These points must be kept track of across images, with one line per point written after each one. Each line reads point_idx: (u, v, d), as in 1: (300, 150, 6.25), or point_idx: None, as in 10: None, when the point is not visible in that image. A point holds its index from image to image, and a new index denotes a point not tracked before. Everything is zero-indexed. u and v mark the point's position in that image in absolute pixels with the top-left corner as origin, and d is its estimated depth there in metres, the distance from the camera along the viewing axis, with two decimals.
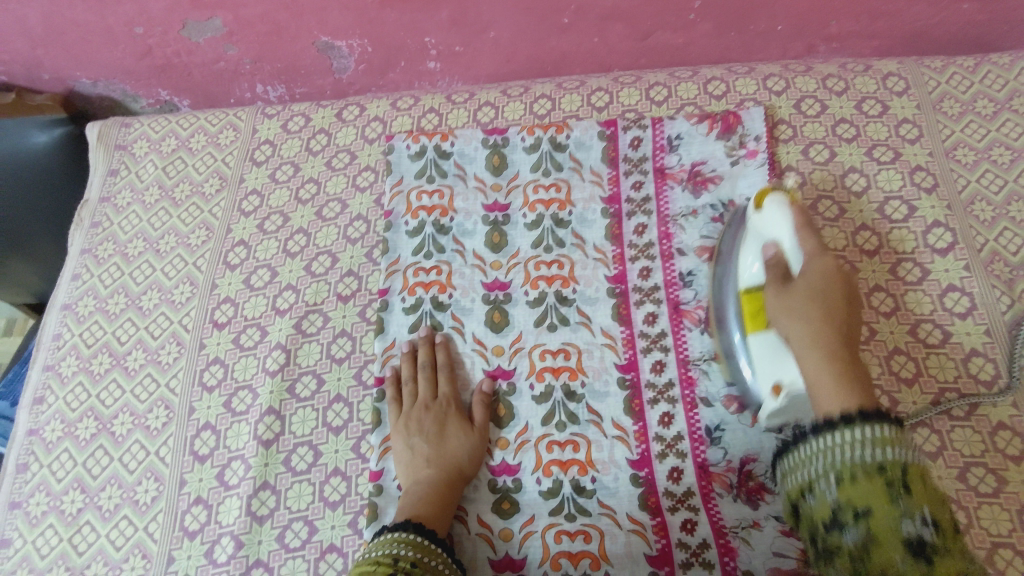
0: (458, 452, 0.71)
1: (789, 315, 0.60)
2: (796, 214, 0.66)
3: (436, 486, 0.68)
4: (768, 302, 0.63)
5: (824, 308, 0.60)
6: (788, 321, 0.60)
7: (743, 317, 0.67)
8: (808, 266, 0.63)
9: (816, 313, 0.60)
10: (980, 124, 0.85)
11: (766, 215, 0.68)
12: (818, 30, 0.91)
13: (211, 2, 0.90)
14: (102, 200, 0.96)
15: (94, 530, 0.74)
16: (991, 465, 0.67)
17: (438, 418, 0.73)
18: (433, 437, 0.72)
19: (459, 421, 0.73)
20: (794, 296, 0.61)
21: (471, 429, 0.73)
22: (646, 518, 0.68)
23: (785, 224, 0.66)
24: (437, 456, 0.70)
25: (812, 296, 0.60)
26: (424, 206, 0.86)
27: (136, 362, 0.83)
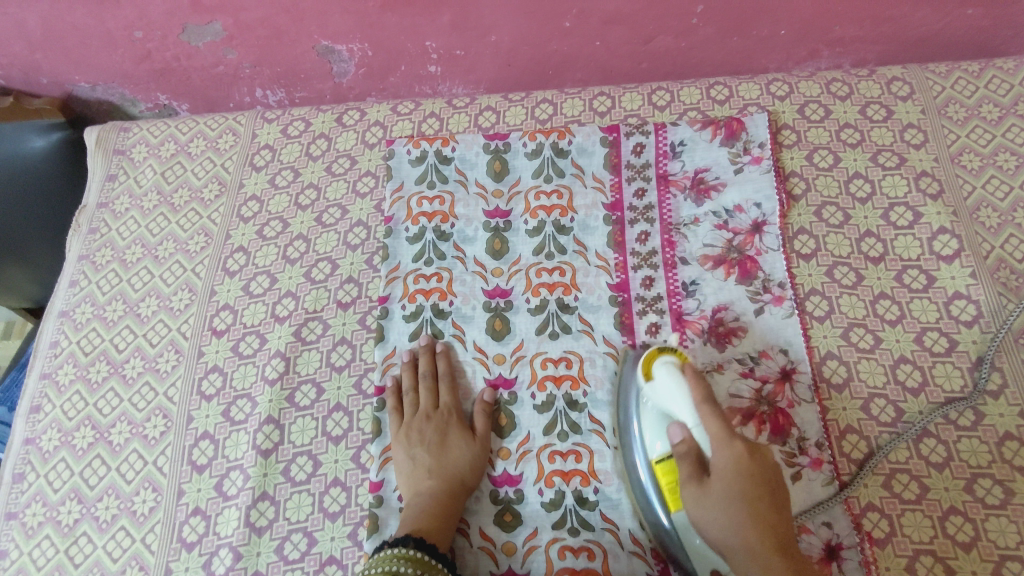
0: (459, 463, 0.70)
1: (715, 505, 0.56)
2: (695, 386, 0.61)
3: (437, 499, 0.67)
4: (689, 508, 0.58)
5: (747, 490, 0.56)
6: (719, 533, 0.56)
7: (664, 497, 0.63)
8: (719, 454, 0.57)
9: (743, 503, 0.55)
10: (985, 129, 0.84)
11: (664, 387, 0.63)
12: (822, 34, 0.91)
13: (210, 6, 0.89)
14: (100, 206, 0.95)
15: (91, 540, 0.73)
16: (998, 476, 0.66)
17: (439, 427, 0.72)
18: (434, 448, 0.71)
19: (461, 431, 0.72)
20: (707, 491, 0.57)
21: (473, 438, 0.72)
22: (649, 533, 0.67)
23: (677, 394, 0.62)
24: (438, 468, 0.69)
25: (726, 485, 0.56)
26: (424, 212, 0.85)
27: (134, 370, 0.82)
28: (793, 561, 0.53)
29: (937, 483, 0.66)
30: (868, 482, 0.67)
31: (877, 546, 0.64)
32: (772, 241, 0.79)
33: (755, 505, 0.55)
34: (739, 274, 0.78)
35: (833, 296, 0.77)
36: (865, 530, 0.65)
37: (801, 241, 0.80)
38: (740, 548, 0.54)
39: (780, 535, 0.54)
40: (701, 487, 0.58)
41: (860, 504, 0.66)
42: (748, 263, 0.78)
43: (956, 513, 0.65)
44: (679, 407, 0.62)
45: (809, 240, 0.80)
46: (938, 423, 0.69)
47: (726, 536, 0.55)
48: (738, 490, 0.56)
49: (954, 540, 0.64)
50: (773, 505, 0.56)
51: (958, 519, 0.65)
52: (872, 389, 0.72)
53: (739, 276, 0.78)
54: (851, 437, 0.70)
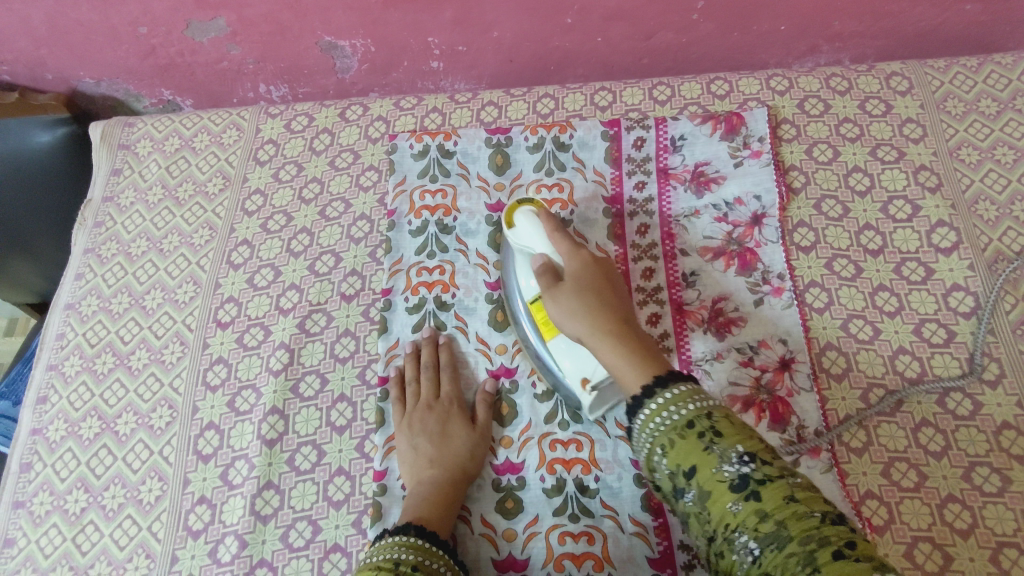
0: (461, 452, 0.71)
1: (578, 318, 0.65)
2: (546, 220, 0.73)
3: (440, 486, 0.68)
4: (551, 309, 0.67)
5: (590, 282, 0.67)
6: (575, 323, 0.65)
7: (540, 326, 0.72)
8: (570, 264, 0.69)
9: (590, 294, 0.66)
10: (983, 124, 0.85)
11: (521, 229, 0.73)
12: (822, 29, 0.91)
13: (214, 2, 0.90)
14: (105, 199, 0.96)
15: (98, 529, 0.74)
16: (995, 464, 0.67)
17: (441, 415, 0.73)
18: (436, 436, 0.72)
19: (463, 420, 0.73)
20: (567, 295, 0.66)
21: (474, 427, 0.73)
22: (648, 519, 0.68)
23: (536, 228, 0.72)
24: (442, 455, 0.70)
25: (580, 293, 0.66)
26: (427, 205, 0.86)
27: (140, 361, 0.83)
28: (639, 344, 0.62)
29: (935, 471, 0.67)
30: (866, 470, 0.68)
31: (877, 533, 0.65)
32: (772, 234, 0.80)
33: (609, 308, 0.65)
34: (739, 265, 0.79)
35: (832, 287, 0.77)
36: (865, 517, 0.66)
37: (800, 233, 0.81)
38: (595, 333, 0.64)
39: (619, 313, 0.66)
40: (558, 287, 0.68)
41: (859, 491, 0.67)
42: (747, 255, 0.79)
43: (954, 500, 0.66)
44: (535, 237, 0.72)
45: (809, 233, 0.81)
46: (937, 412, 0.70)
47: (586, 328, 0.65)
48: (586, 285, 0.67)
49: (952, 527, 0.65)
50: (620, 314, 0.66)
51: (956, 507, 0.65)
52: (871, 378, 0.72)
53: (739, 267, 0.79)
54: (850, 426, 0.70)
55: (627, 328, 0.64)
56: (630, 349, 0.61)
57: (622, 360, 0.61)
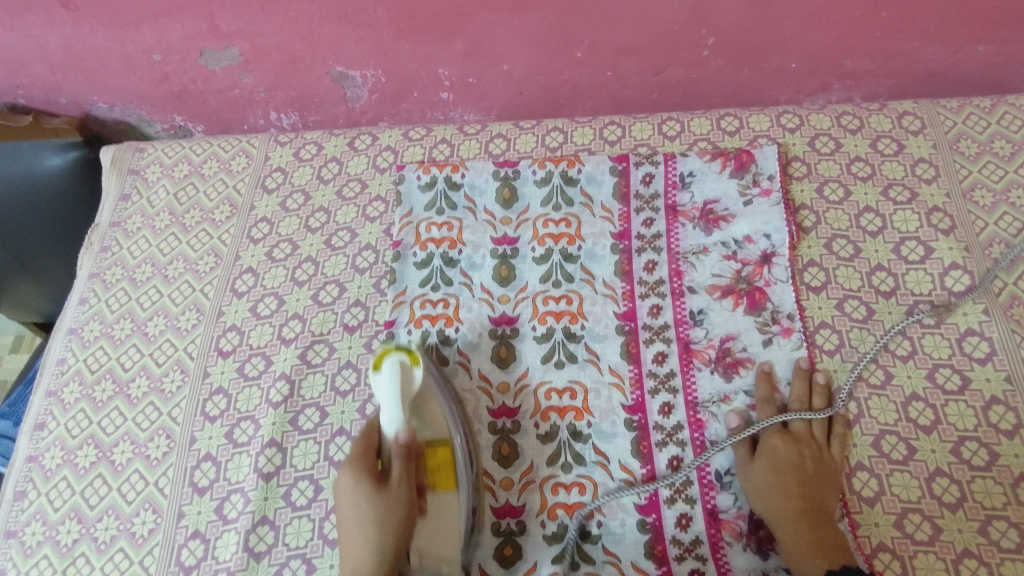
0: (376, 523, 0.64)
1: (778, 495, 0.66)
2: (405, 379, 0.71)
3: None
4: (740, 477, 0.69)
5: (800, 460, 0.68)
6: (763, 500, 0.67)
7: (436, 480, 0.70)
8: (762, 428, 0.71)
9: (790, 482, 0.67)
10: (997, 165, 0.84)
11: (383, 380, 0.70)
12: (833, 68, 0.91)
13: (229, 31, 0.91)
14: (113, 224, 0.96)
15: (89, 562, 0.73)
16: (1013, 519, 0.65)
17: (352, 498, 0.66)
18: (349, 520, 0.65)
19: (370, 483, 0.66)
20: (754, 472, 0.68)
21: (385, 490, 0.65)
22: (652, 567, 0.67)
23: (393, 390, 0.69)
24: (360, 548, 0.63)
25: (817, 502, 0.66)
26: (432, 237, 0.85)
27: (139, 389, 0.82)
28: (819, 524, 0.64)
29: (950, 525, 0.65)
30: (878, 521, 0.66)
31: None
32: (781, 273, 0.78)
33: (800, 495, 0.66)
34: (748, 304, 0.78)
35: (842, 329, 0.76)
36: (877, 571, 0.64)
37: (810, 273, 0.79)
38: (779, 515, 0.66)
39: (807, 503, 0.66)
40: (428, 521, 0.69)
41: (871, 544, 0.65)
42: (756, 294, 0.78)
43: (970, 555, 0.63)
44: (394, 412, 0.69)
45: (819, 273, 0.79)
46: (951, 462, 0.68)
47: (769, 507, 0.67)
48: (805, 486, 0.66)
49: None
50: (813, 497, 0.66)
51: (971, 562, 0.63)
52: (883, 425, 0.71)
53: (748, 306, 0.77)
54: (861, 474, 0.69)
55: (808, 510, 0.65)
56: (796, 530, 0.64)
57: (807, 546, 0.63)
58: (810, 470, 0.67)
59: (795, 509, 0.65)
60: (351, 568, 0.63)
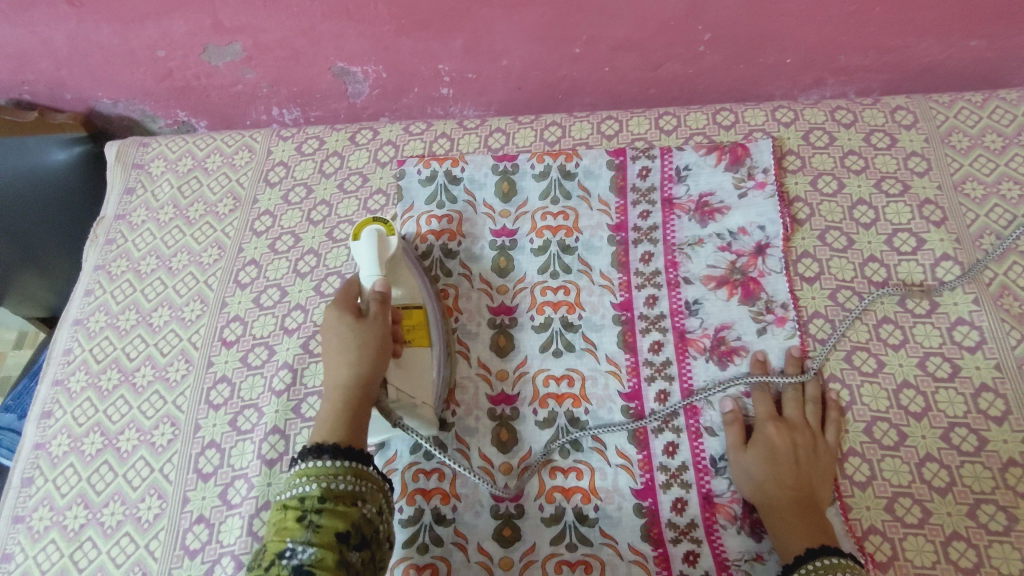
0: (356, 352, 0.65)
1: (768, 481, 0.67)
2: (382, 248, 0.75)
3: (344, 391, 0.63)
4: (733, 464, 0.70)
5: (795, 448, 0.69)
6: (753, 486, 0.68)
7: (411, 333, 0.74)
8: (758, 419, 0.73)
9: (782, 468, 0.68)
10: (988, 158, 0.85)
11: (363, 244, 0.75)
12: (827, 63, 0.93)
13: (232, 27, 0.92)
14: (117, 217, 0.98)
15: (96, 546, 0.74)
16: (1001, 502, 0.66)
17: (331, 364, 0.66)
18: (332, 348, 0.67)
19: (350, 315, 0.68)
20: (746, 458, 0.69)
21: (363, 320, 0.68)
22: (648, 549, 0.68)
23: (371, 254, 0.75)
24: (338, 366, 0.65)
25: (806, 490, 0.67)
26: (432, 229, 0.87)
27: (144, 378, 0.84)
28: (810, 509, 0.65)
29: (940, 508, 0.66)
30: (870, 505, 0.68)
31: (879, 569, 0.64)
32: (775, 264, 0.80)
33: (790, 481, 0.67)
34: (742, 294, 0.79)
35: (835, 318, 0.77)
36: (868, 553, 0.65)
37: (804, 264, 0.81)
38: (766, 501, 0.67)
39: (796, 489, 0.66)
40: (402, 368, 0.72)
41: (862, 526, 0.67)
42: (751, 285, 0.79)
43: (959, 538, 0.65)
44: (371, 266, 0.74)
45: (813, 264, 0.81)
46: (941, 447, 0.69)
47: (759, 492, 0.68)
48: (801, 474, 0.67)
49: (956, 565, 0.64)
50: (806, 485, 0.67)
51: (960, 545, 0.64)
52: (875, 412, 0.72)
53: (742, 296, 0.79)
54: (854, 459, 0.70)
55: (798, 498, 0.66)
56: (783, 515, 0.65)
57: (794, 531, 0.64)
58: (804, 460, 0.68)
59: (786, 498, 0.66)
60: (329, 383, 0.65)
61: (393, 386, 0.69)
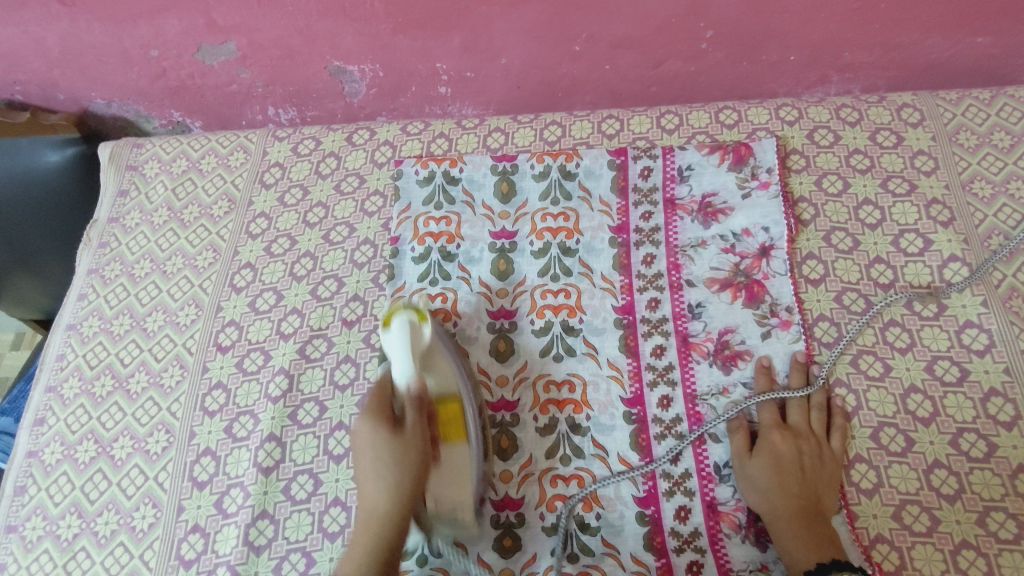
0: (394, 470, 0.63)
1: (774, 491, 0.66)
2: (416, 339, 0.68)
3: (381, 522, 0.61)
4: (737, 472, 0.69)
5: (801, 457, 0.68)
6: (759, 495, 0.67)
7: (445, 429, 0.68)
8: (763, 426, 0.71)
9: (788, 477, 0.67)
10: (996, 157, 0.83)
11: (393, 334, 0.68)
12: (832, 60, 0.91)
13: (226, 26, 0.91)
14: (111, 220, 0.96)
15: (90, 556, 0.73)
16: (1011, 510, 0.65)
17: (366, 489, 0.63)
18: (367, 464, 0.64)
19: (385, 428, 0.64)
20: (751, 467, 0.68)
21: (400, 433, 0.64)
22: (651, 558, 0.67)
23: (404, 346, 0.67)
24: (372, 488, 0.62)
25: (812, 500, 0.65)
26: (431, 232, 0.85)
27: (138, 384, 0.82)
28: (817, 520, 0.64)
29: (948, 516, 0.65)
30: (877, 513, 0.66)
31: None
32: (780, 266, 0.78)
33: (796, 491, 0.66)
34: (746, 297, 0.77)
35: (841, 321, 0.76)
36: (875, 562, 0.64)
37: (809, 266, 0.79)
38: (772, 511, 0.66)
39: (802, 499, 0.65)
40: (442, 474, 0.68)
41: (869, 535, 0.65)
42: (755, 287, 0.78)
43: (968, 547, 0.63)
44: (405, 364, 0.67)
45: (818, 265, 0.79)
46: (950, 454, 0.68)
47: (764, 502, 0.66)
48: (807, 484, 0.66)
49: (966, 574, 0.62)
50: (812, 495, 0.66)
51: (970, 554, 0.63)
52: (882, 417, 0.71)
53: (746, 299, 0.77)
54: (860, 466, 0.69)
55: (804, 508, 0.65)
56: (789, 526, 0.64)
57: (801, 542, 0.63)
58: (810, 469, 0.67)
59: (792, 507, 0.65)
60: (365, 510, 0.62)
61: (430, 496, 0.68)
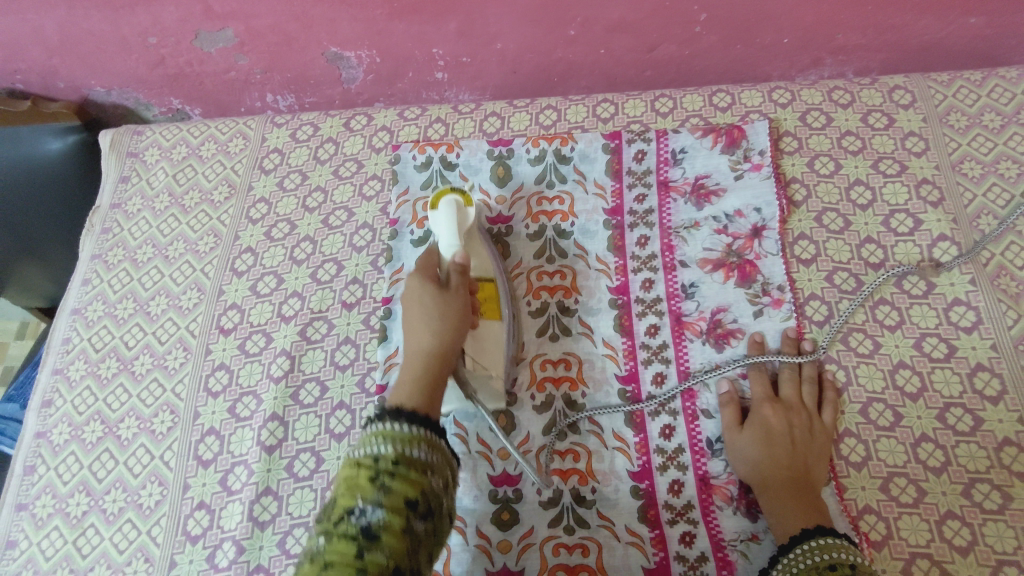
0: (439, 320, 0.65)
1: (764, 462, 0.67)
2: (461, 217, 0.76)
3: (430, 361, 0.63)
4: (729, 445, 0.70)
5: (792, 430, 0.69)
6: (749, 466, 0.68)
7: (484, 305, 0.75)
8: (755, 402, 0.73)
9: (779, 448, 0.68)
10: (986, 138, 0.84)
11: (439, 215, 0.77)
12: (825, 42, 0.92)
13: (223, 13, 0.91)
14: (113, 206, 0.98)
15: (99, 532, 0.75)
16: (996, 481, 0.66)
17: (416, 330, 0.65)
18: (414, 313, 0.67)
19: (432, 287, 0.68)
20: (743, 440, 0.69)
21: (445, 290, 0.68)
22: (644, 530, 0.69)
23: (450, 224, 0.75)
24: (422, 332, 0.65)
25: (801, 469, 0.67)
26: (428, 215, 0.86)
27: (143, 366, 0.84)
28: (806, 490, 0.65)
29: (934, 488, 0.67)
30: (865, 485, 0.68)
31: (874, 548, 0.65)
32: (772, 246, 0.80)
33: (786, 462, 0.67)
34: (738, 277, 0.79)
35: (832, 300, 0.77)
36: (863, 532, 0.66)
37: (801, 246, 0.80)
38: (762, 482, 0.67)
39: (792, 470, 0.67)
40: (477, 338, 0.73)
41: (857, 506, 0.67)
42: (747, 267, 0.79)
43: (953, 517, 0.65)
44: (451, 236, 0.75)
45: (809, 246, 0.80)
46: (937, 428, 0.69)
47: (755, 474, 0.68)
48: (797, 456, 0.68)
49: (951, 543, 0.64)
50: (802, 466, 0.67)
51: (955, 523, 0.65)
52: (871, 393, 0.72)
53: (739, 279, 0.79)
54: (849, 440, 0.70)
55: (795, 479, 0.66)
56: (779, 497, 0.65)
57: (790, 512, 0.64)
58: (800, 441, 0.69)
59: (781, 478, 0.66)
60: (413, 351, 0.64)
61: (468, 360, 0.71)
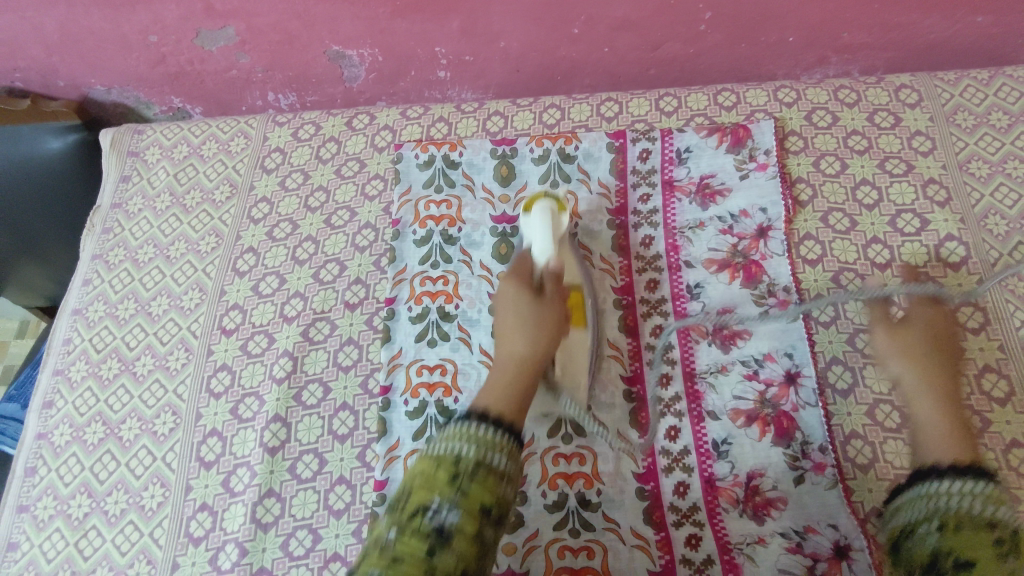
0: (535, 327, 0.64)
1: (925, 387, 0.67)
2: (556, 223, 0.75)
3: (523, 369, 0.61)
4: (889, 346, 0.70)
5: (936, 333, 0.70)
6: (912, 379, 0.68)
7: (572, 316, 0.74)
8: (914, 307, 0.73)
9: (930, 351, 0.69)
10: (993, 137, 0.84)
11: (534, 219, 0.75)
12: (830, 41, 0.91)
13: (225, 11, 0.91)
14: (113, 206, 0.97)
15: (100, 534, 0.74)
16: (1004, 483, 0.66)
17: (510, 336, 0.64)
18: (508, 324, 0.65)
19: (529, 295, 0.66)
20: (911, 334, 0.70)
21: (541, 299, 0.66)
22: (650, 532, 0.68)
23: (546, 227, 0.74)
24: (518, 339, 0.63)
25: (937, 361, 0.69)
26: (431, 215, 0.86)
27: (145, 367, 0.84)
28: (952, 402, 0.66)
29: None
30: (872, 487, 0.67)
31: None
32: (777, 247, 0.79)
33: (939, 379, 0.68)
34: (744, 277, 0.79)
35: (838, 301, 0.77)
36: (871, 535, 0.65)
37: (807, 246, 0.80)
38: (920, 385, 0.67)
39: (942, 375, 0.68)
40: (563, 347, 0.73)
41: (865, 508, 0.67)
42: (753, 268, 0.79)
43: None
44: (546, 239, 0.73)
45: (815, 246, 0.80)
46: None
47: (920, 392, 0.67)
48: (933, 348, 0.69)
49: None
50: (945, 365, 0.69)
51: None
52: (877, 394, 0.72)
53: (744, 279, 0.78)
54: (856, 442, 0.70)
55: (948, 385, 0.67)
56: (942, 406, 0.66)
57: (947, 423, 0.65)
58: (941, 346, 0.70)
59: (944, 389, 0.67)
60: (508, 355, 0.62)
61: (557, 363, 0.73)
